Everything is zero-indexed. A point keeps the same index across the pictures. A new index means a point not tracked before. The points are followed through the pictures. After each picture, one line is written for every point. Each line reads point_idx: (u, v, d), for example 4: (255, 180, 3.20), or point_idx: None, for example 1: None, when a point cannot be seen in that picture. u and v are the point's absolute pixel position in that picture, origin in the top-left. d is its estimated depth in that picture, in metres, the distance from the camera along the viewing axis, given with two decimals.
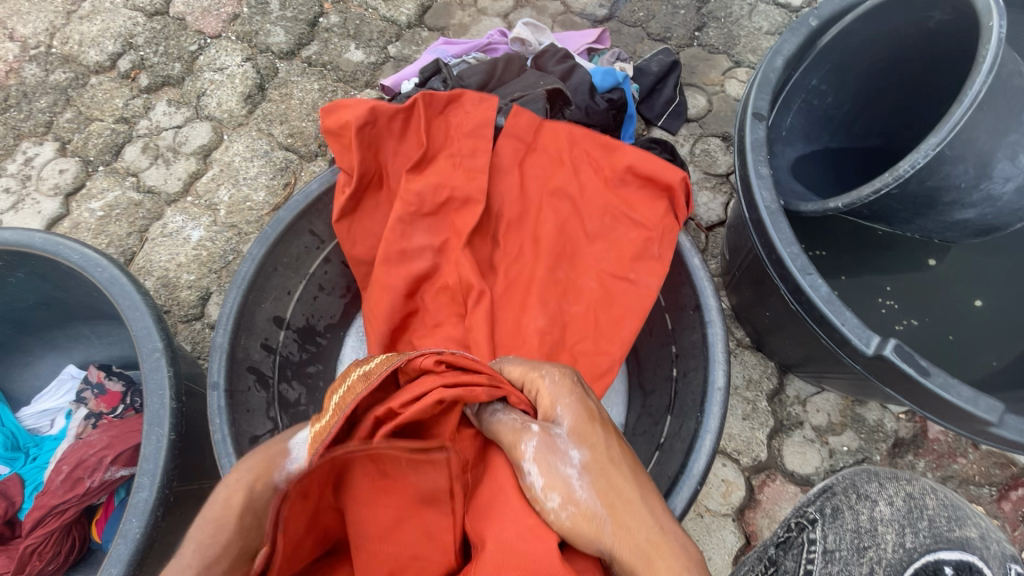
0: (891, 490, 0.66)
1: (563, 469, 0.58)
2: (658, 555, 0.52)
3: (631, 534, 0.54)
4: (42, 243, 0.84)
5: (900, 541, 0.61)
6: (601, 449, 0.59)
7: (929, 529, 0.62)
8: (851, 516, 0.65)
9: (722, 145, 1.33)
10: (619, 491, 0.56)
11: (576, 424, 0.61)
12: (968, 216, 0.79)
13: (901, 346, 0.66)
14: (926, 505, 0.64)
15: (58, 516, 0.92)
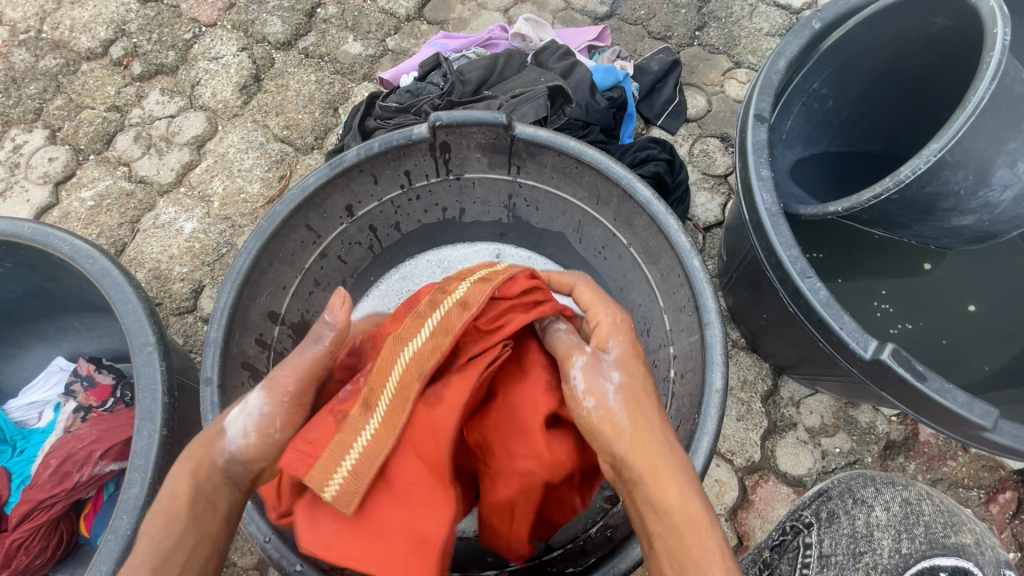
0: (887, 496, 0.66)
1: (603, 383, 0.62)
2: (668, 472, 0.57)
3: (650, 454, 0.58)
4: (32, 233, 0.82)
5: (895, 546, 0.61)
6: (638, 376, 0.63)
7: (924, 534, 0.61)
8: (846, 521, 0.65)
9: (721, 146, 1.33)
10: (644, 416, 0.60)
11: (624, 358, 0.64)
12: (965, 223, 0.79)
13: (898, 350, 0.66)
14: (922, 511, 0.63)
15: (46, 510, 0.91)
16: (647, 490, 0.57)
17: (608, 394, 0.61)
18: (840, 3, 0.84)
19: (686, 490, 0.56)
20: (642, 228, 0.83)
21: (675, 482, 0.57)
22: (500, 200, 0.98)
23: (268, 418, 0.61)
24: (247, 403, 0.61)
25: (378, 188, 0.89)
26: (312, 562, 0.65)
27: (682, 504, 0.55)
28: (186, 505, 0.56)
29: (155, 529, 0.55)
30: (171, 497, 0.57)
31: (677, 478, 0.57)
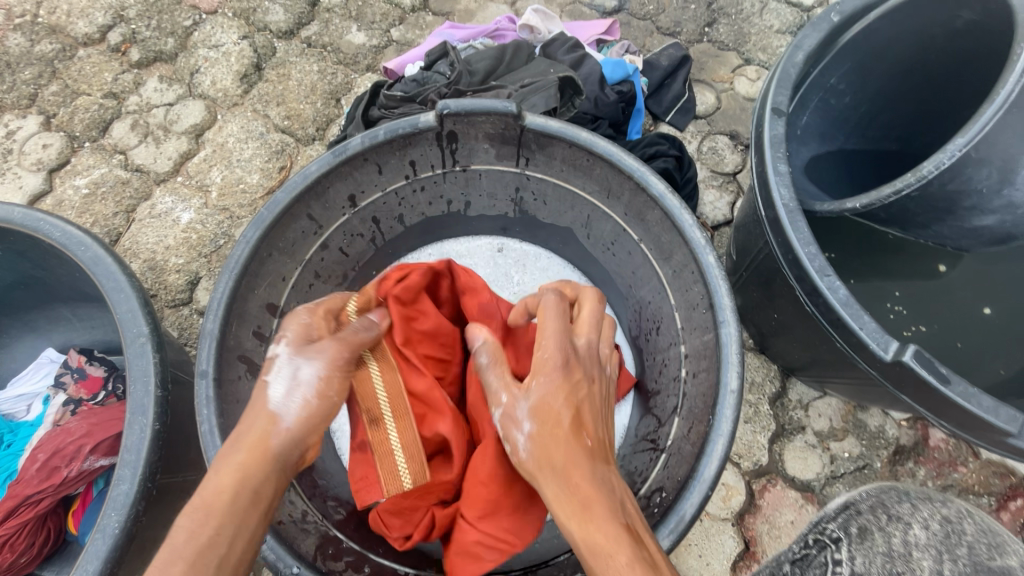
0: (925, 513, 0.56)
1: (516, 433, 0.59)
2: (585, 512, 0.52)
3: (564, 492, 0.54)
4: (22, 218, 0.79)
5: (938, 567, 0.49)
6: (547, 426, 0.58)
7: (969, 556, 0.50)
8: (881, 538, 0.54)
9: (731, 144, 1.31)
10: (564, 458, 0.56)
11: (542, 399, 0.59)
12: (986, 223, 0.76)
13: (921, 352, 0.64)
14: (964, 530, 0.53)
15: (32, 507, 0.88)
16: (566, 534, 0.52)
17: (522, 442, 0.59)
18: None
19: (604, 531, 0.50)
20: (654, 223, 0.81)
21: (590, 521, 0.51)
22: (507, 193, 0.95)
23: (328, 381, 0.59)
24: (302, 367, 0.58)
25: (382, 178, 0.87)
26: (311, 564, 0.62)
27: (590, 546, 0.50)
28: (235, 492, 0.51)
29: (194, 523, 0.48)
30: (217, 485, 0.50)
31: (588, 517, 0.51)
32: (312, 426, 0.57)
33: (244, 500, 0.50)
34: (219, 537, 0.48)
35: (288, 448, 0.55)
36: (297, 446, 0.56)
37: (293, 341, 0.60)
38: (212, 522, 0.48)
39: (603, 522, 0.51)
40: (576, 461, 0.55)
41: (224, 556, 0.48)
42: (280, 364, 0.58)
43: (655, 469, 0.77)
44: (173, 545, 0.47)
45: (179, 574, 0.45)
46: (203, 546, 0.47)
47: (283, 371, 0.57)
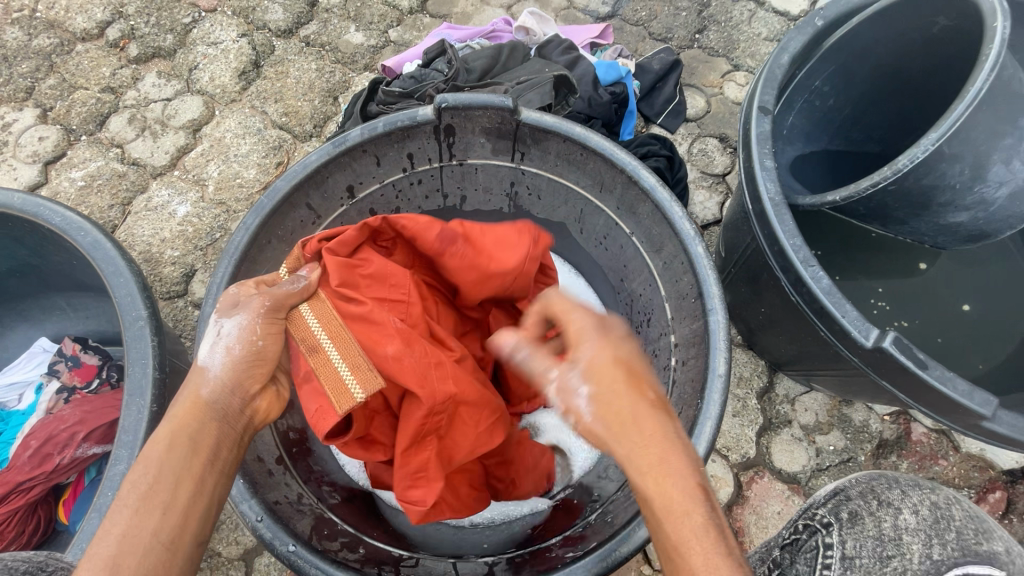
0: (915, 497, 0.51)
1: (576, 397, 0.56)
2: (666, 482, 0.49)
3: (644, 454, 0.51)
4: (21, 204, 0.80)
5: (926, 552, 0.46)
6: (607, 385, 0.56)
7: (956, 539, 0.46)
8: (872, 523, 0.50)
9: (720, 146, 1.34)
10: (632, 410, 0.54)
11: (595, 358, 0.58)
12: (960, 220, 0.79)
13: (900, 339, 0.67)
14: (952, 515, 0.49)
15: (24, 493, 0.88)
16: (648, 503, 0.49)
17: (582, 406, 0.56)
18: (842, 3, 0.85)
19: (687, 499, 0.48)
20: (645, 216, 0.83)
21: (673, 493, 0.49)
22: (502, 188, 0.97)
23: (252, 332, 0.59)
24: (225, 323, 0.59)
25: (380, 169, 0.88)
26: (306, 542, 0.63)
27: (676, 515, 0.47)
28: (174, 441, 0.52)
29: (141, 473, 0.50)
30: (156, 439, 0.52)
31: (672, 486, 0.49)
32: (247, 372, 0.59)
33: (182, 451, 0.52)
34: (162, 483, 0.50)
35: (224, 396, 0.56)
36: (234, 394, 0.57)
37: (223, 306, 0.61)
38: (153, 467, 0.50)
39: (686, 487, 0.49)
40: (642, 415, 0.54)
41: (170, 501, 0.49)
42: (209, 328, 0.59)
43: None
44: (122, 496, 0.49)
45: (125, 520, 0.47)
46: (147, 494, 0.49)
47: (211, 332, 0.59)
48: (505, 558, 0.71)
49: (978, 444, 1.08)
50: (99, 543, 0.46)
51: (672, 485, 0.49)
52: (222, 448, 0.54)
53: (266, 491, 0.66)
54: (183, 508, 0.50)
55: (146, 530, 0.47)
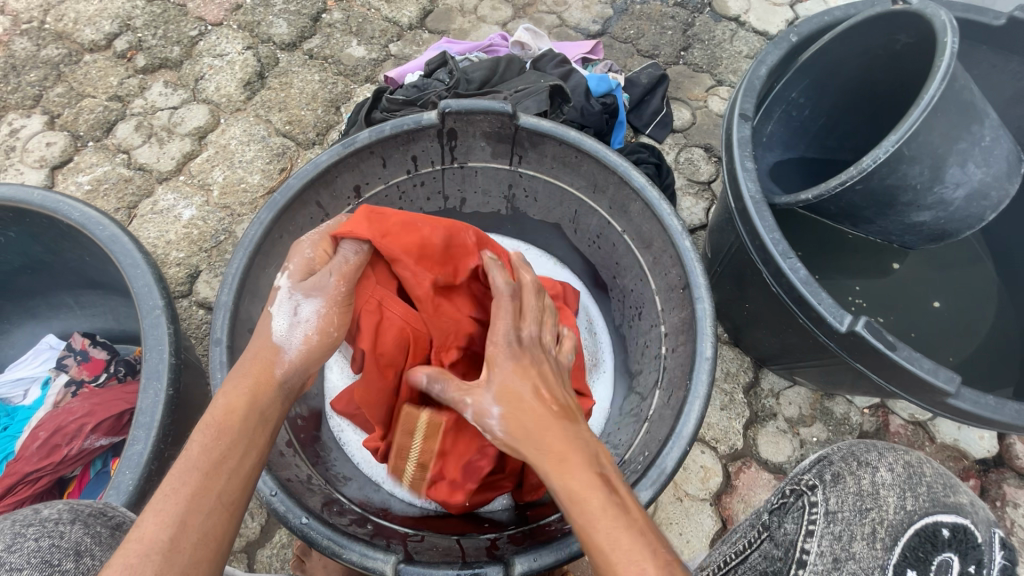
0: (890, 457, 0.56)
1: (490, 415, 0.61)
2: (563, 478, 0.54)
3: (533, 438, 0.57)
4: (41, 200, 0.84)
5: (900, 503, 0.52)
6: (522, 403, 0.60)
7: (927, 492, 0.53)
8: (853, 480, 0.55)
9: (705, 155, 1.41)
10: (534, 421, 0.58)
11: (501, 380, 0.62)
12: (923, 219, 0.86)
13: (871, 323, 0.73)
14: (925, 472, 0.55)
15: (30, 485, 0.89)
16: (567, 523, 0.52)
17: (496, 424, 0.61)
18: (815, 21, 0.93)
19: (591, 484, 0.53)
20: (636, 214, 0.89)
21: (576, 483, 0.53)
22: (500, 190, 1.02)
23: (327, 318, 0.66)
24: (301, 305, 0.64)
25: (385, 171, 0.93)
26: (318, 515, 0.66)
27: (594, 510, 0.51)
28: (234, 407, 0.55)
29: (209, 440, 0.52)
30: (220, 402, 0.56)
31: (573, 479, 0.53)
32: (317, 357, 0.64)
33: (254, 420, 0.56)
34: (233, 451, 0.52)
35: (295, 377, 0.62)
36: (302, 373, 0.63)
37: (295, 274, 0.67)
38: (228, 436, 0.53)
39: (578, 473, 0.53)
40: (547, 425, 0.58)
41: (236, 468, 0.52)
42: (284, 297, 0.65)
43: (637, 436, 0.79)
44: (189, 458, 0.51)
45: (196, 481, 0.49)
46: (217, 461, 0.51)
47: (284, 305, 0.64)
48: (506, 535, 0.74)
49: (952, 435, 1.13)
50: (164, 499, 0.48)
51: (572, 480, 0.53)
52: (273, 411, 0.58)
53: (278, 469, 0.69)
54: (243, 476, 0.52)
55: (213, 493, 0.50)
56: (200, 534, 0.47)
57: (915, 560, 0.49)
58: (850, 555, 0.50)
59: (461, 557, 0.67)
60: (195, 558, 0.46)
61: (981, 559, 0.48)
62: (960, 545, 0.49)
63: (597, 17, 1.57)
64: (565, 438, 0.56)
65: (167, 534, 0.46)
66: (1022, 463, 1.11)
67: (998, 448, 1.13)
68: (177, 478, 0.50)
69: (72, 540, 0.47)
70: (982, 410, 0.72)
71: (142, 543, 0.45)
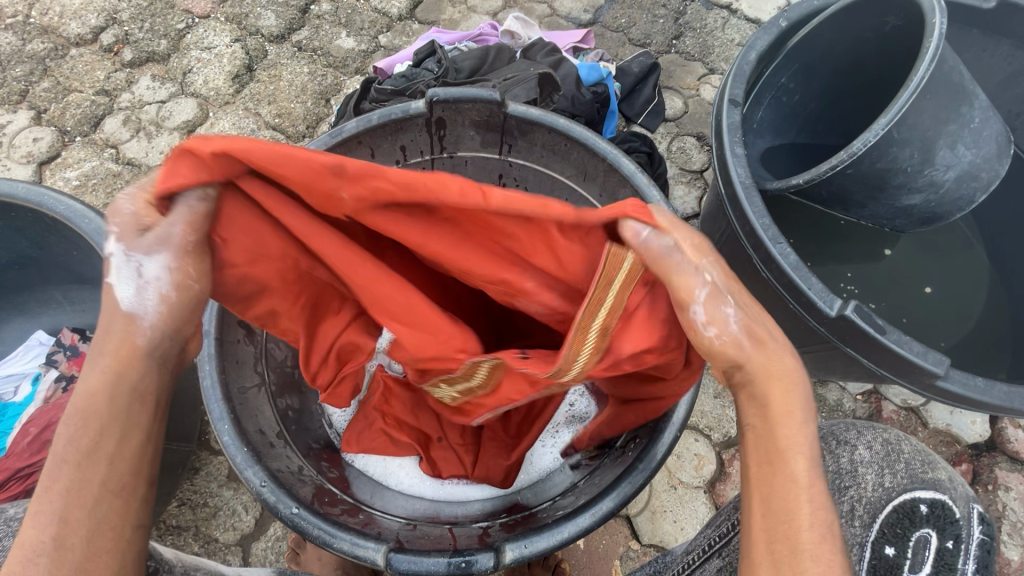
0: (869, 436, 0.65)
1: (728, 310, 0.52)
2: (785, 462, 0.50)
3: (770, 400, 0.52)
4: (26, 193, 0.83)
5: (879, 480, 0.62)
6: (750, 307, 0.54)
7: (905, 469, 0.61)
8: (831, 460, 0.65)
9: (697, 144, 1.41)
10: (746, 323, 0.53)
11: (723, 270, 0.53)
12: (913, 202, 0.86)
13: (860, 307, 0.73)
14: (902, 450, 0.63)
15: (22, 480, 0.87)
16: (761, 439, 0.52)
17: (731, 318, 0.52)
18: (804, 5, 0.92)
19: (813, 483, 0.50)
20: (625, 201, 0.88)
21: (790, 474, 0.50)
22: (490, 180, 1.02)
23: (187, 269, 0.53)
24: (145, 263, 0.51)
25: (374, 161, 0.93)
26: (309, 505, 0.66)
27: (802, 484, 0.50)
28: (99, 393, 0.52)
29: (78, 434, 0.51)
30: (91, 381, 0.52)
31: (790, 465, 0.50)
32: (190, 310, 0.55)
33: (127, 402, 0.53)
34: (126, 440, 0.52)
35: (164, 346, 0.55)
36: (174, 338, 0.55)
37: (123, 234, 0.51)
38: (99, 421, 0.51)
39: (803, 463, 0.50)
40: (754, 327, 0.53)
41: (117, 453, 0.52)
42: (119, 266, 0.51)
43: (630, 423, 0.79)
44: (63, 451, 0.50)
45: (68, 475, 0.49)
46: (91, 448, 0.51)
47: (123, 269, 0.51)
48: (498, 522, 0.74)
49: (944, 420, 1.13)
50: (40, 500, 0.49)
51: (785, 460, 0.50)
52: (162, 390, 0.56)
53: (269, 460, 0.69)
54: (129, 459, 0.52)
55: (93, 482, 0.50)
56: (90, 527, 0.49)
57: (892, 534, 0.58)
58: None
59: (453, 546, 0.67)
60: (82, 549, 0.48)
61: (958, 534, 0.55)
62: (937, 520, 0.56)
63: (588, 6, 1.56)
64: (807, 426, 0.52)
65: (52, 535, 0.48)
66: (1014, 446, 1.11)
67: (990, 432, 1.13)
68: (53, 470, 0.50)
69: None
70: (971, 391, 0.72)
71: (27, 546, 0.47)
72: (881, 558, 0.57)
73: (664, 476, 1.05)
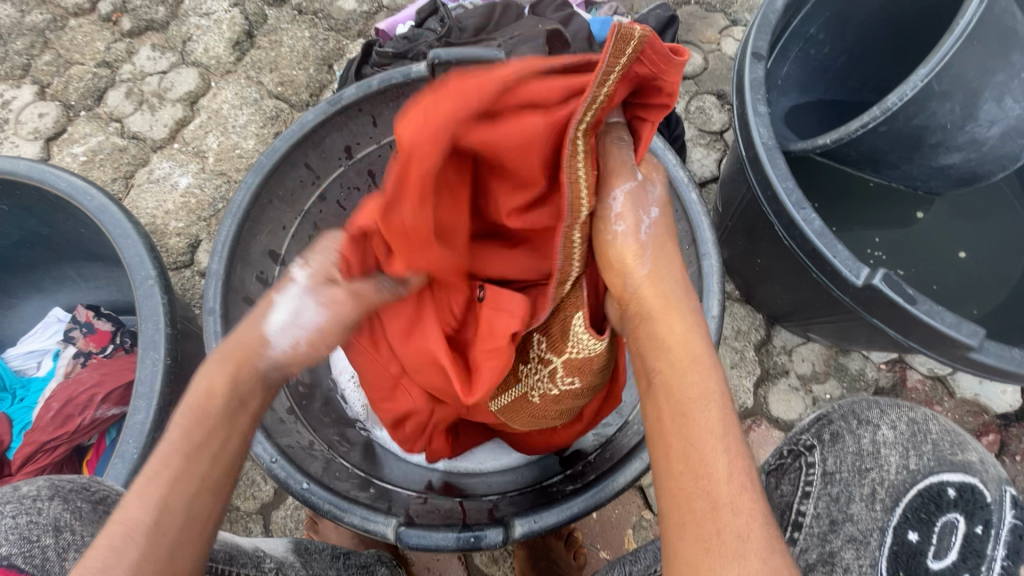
0: (893, 415, 0.65)
1: (643, 215, 0.60)
2: (701, 433, 0.46)
3: (672, 351, 0.51)
4: (27, 171, 0.83)
5: (903, 463, 0.61)
6: (667, 226, 0.61)
7: (932, 451, 0.61)
8: (852, 440, 0.65)
9: (718, 103, 1.31)
10: (658, 231, 0.60)
11: (664, 193, 0.63)
12: (951, 161, 0.79)
13: (889, 275, 0.69)
14: (929, 430, 0.63)
15: (49, 453, 0.91)
16: (673, 385, 0.49)
17: (644, 222, 0.59)
18: None
19: (726, 449, 0.45)
20: None
21: (699, 448, 0.45)
22: None
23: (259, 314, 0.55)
24: (298, 307, 0.56)
25: (376, 129, 0.89)
26: (318, 479, 0.67)
27: (708, 428, 0.46)
28: None
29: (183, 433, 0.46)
30: (215, 381, 0.50)
31: (694, 440, 0.46)
32: (307, 357, 0.56)
33: (230, 407, 0.49)
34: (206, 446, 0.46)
35: (275, 375, 0.54)
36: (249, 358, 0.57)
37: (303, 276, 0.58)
38: None
39: (713, 420, 0.47)
40: (662, 262, 0.58)
41: None
42: (278, 309, 0.56)
43: None
44: (170, 444, 0.46)
45: None
46: None
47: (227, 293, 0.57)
48: (507, 496, 0.73)
49: (972, 389, 1.09)
50: None
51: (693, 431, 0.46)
52: None
53: (278, 436, 0.69)
54: None
55: None
56: None
57: (916, 519, 0.57)
58: (847, 515, 0.61)
59: (461, 519, 0.67)
60: None
61: (989, 519, 0.54)
62: (967, 505, 0.55)
63: None
64: (713, 369, 0.50)
65: None
66: None
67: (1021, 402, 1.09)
68: None
69: (51, 515, 0.51)
70: (1007, 363, 0.68)
71: None
72: (903, 544, 0.56)
73: None
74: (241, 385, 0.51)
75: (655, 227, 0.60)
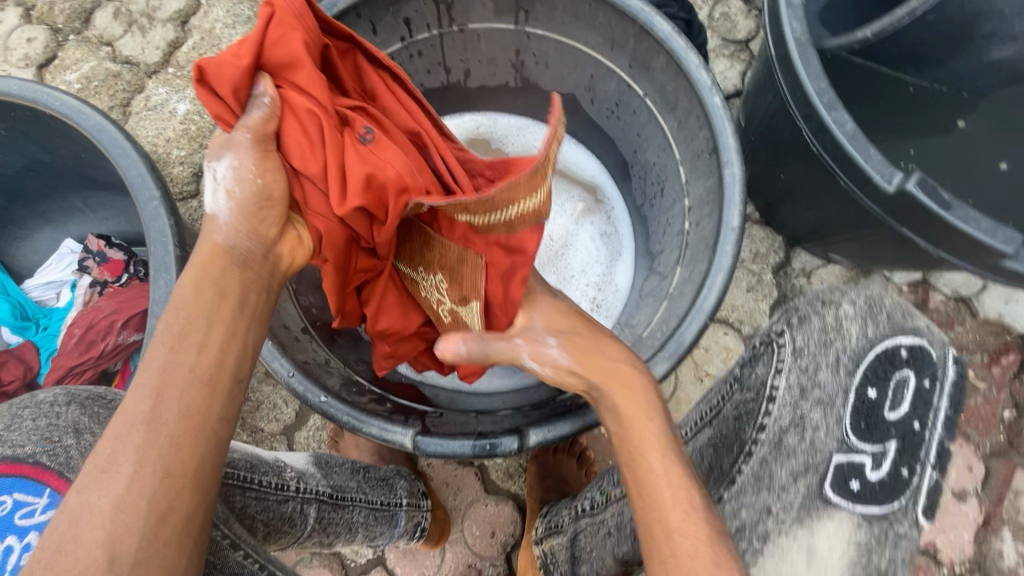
0: (855, 294, 0.66)
1: (549, 350, 0.64)
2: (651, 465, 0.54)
3: (632, 423, 0.58)
4: (19, 90, 0.80)
5: (863, 332, 0.62)
6: (567, 321, 0.67)
7: (888, 320, 0.62)
8: (818, 318, 0.67)
9: (745, 7, 1.21)
10: (570, 324, 0.67)
11: (563, 308, 0.69)
12: (1004, 55, 0.73)
13: (924, 180, 0.65)
14: (885, 304, 0.64)
15: (77, 377, 0.94)
16: (626, 441, 0.57)
17: (555, 356, 0.64)
18: None
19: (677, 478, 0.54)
20: (659, 71, 0.78)
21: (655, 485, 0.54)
22: (507, 58, 0.92)
23: (245, 167, 0.54)
24: (216, 168, 0.54)
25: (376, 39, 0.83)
26: (336, 394, 0.68)
27: (667, 471, 0.54)
28: (200, 284, 0.52)
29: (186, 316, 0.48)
30: (185, 278, 0.53)
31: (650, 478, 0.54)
32: (257, 227, 0.54)
33: (209, 296, 0.52)
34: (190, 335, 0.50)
35: (243, 246, 0.54)
36: (250, 238, 0.54)
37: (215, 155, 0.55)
38: (190, 309, 0.51)
39: (656, 459, 0.55)
40: (598, 356, 0.63)
41: (206, 342, 0.51)
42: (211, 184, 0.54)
43: (657, 313, 0.77)
44: (158, 336, 0.50)
45: (163, 353, 0.49)
46: (183, 335, 0.50)
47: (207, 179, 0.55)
48: (523, 409, 0.74)
49: (997, 309, 1.06)
50: (142, 373, 0.49)
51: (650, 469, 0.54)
52: (249, 293, 0.54)
53: (294, 353, 0.70)
54: (218, 351, 0.51)
55: (184, 367, 0.49)
56: (180, 407, 0.48)
57: (875, 376, 0.60)
58: (815, 382, 0.64)
59: (477, 429, 0.68)
60: (176, 429, 0.47)
61: (937, 373, 0.57)
62: (917, 363, 0.58)
63: None
64: (655, 419, 0.58)
65: (147, 406, 0.47)
66: None
67: None
68: (153, 348, 0.50)
69: (69, 418, 0.55)
70: None
71: (126, 414, 0.47)
72: (862, 401, 0.60)
73: (690, 368, 1.05)
74: (215, 268, 0.53)
75: (566, 349, 0.64)
